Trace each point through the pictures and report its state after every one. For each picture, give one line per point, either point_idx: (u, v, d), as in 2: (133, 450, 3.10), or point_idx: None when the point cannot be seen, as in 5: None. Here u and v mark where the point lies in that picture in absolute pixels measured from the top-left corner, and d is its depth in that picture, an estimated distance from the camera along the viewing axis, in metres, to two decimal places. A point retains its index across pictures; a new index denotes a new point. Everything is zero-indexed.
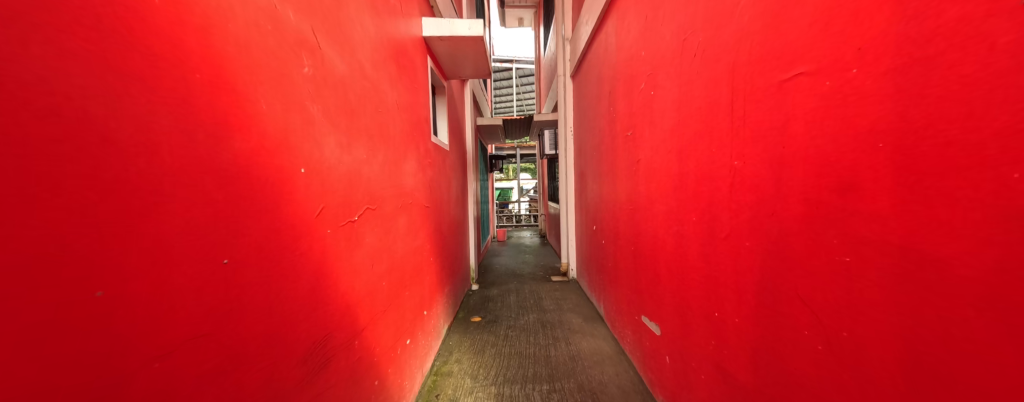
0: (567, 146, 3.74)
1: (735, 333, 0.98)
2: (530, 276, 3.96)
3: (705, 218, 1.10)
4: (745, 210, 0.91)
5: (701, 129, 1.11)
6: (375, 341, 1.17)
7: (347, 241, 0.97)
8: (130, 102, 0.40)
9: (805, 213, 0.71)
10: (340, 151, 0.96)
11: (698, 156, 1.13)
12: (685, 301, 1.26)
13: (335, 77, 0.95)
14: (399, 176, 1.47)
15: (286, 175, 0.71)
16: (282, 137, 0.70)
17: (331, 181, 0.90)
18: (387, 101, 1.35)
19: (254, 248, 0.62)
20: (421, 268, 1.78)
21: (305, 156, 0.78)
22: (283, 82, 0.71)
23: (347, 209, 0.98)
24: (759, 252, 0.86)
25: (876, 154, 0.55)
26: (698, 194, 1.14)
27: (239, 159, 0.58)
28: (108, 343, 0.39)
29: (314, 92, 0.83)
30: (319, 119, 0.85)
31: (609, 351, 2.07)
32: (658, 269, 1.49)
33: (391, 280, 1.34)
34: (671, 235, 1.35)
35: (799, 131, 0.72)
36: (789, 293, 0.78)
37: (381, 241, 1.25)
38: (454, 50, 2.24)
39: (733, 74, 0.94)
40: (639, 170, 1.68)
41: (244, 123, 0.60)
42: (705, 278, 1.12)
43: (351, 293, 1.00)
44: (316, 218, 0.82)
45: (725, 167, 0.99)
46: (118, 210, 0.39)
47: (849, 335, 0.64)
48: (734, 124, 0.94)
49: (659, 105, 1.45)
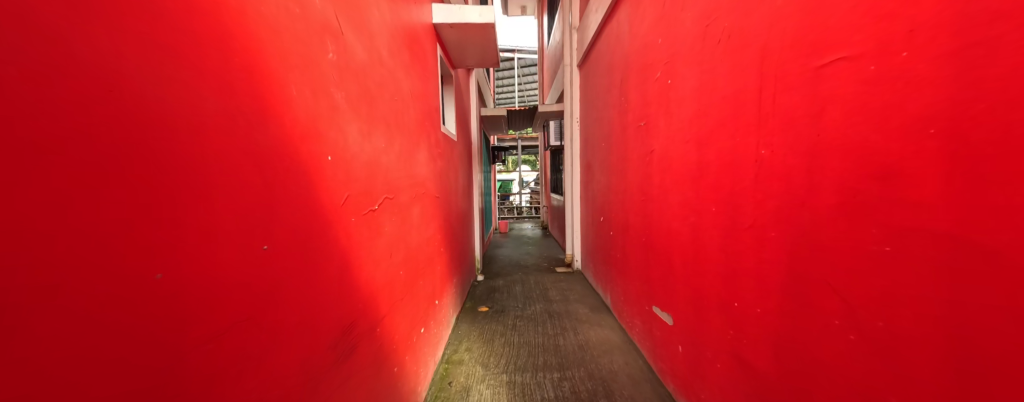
0: (573, 137, 3.70)
1: (755, 322, 1.00)
2: (534, 266, 4.00)
3: (725, 210, 1.10)
4: (770, 199, 0.90)
5: (723, 119, 1.10)
6: (394, 331, 1.18)
7: (368, 229, 0.97)
8: (179, 82, 0.40)
9: (839, 202, 0.71)
10: (360, 139, 0.93)
11: (719, 145, 1.12)
12: (700, 290, 1.27)
13: (358, 63, 0.92)
14: (411, 165, 1.45)
15: (314, 163, 0.69)
16: (312, 123, 0.69)
17: (354, 171, 0.88)
18: (401, 89, 1.32)
19: (292, 235, 0.62)
20: (433, 258, 1.79)
21: (331, 143, 0.76)
22: (311, 68, 0.69)
23: (368, 199, 0.97)
24: (786, 241, 0.86)
25: (926, 140, 0.55)
26: (717, 185, 1.14)
27: (277, 145, 0.58)
28: (173, 323, 0.40)
29: (337, 79, 0.81)
30: (343, 108, 0.83)
31: (617, 340, 2.10)
32: (671, 261, 1.50)
33: (407, 270, 1.34)
34: (687, 225, 1.35)
35: (836, 119, 0.71)
36: (817, 281, 0.78)
37: (398, 231, 1.24)
38: (463, 37, 2.20)
39: (761, 60, 0.93)
40: (653, 160, 1.67)
41: (279, 109, 0.59)
42: (723, 268, 1.13)
43: (372, 282, 1.00)
44: (341, 206, 0.81)
45: (749, 157, 0.98)
46: (174, 192, 0.39)
47: (886, 325, 0.65)
48: (759, 113, 0.94)
49: (676, 96, 1.42)
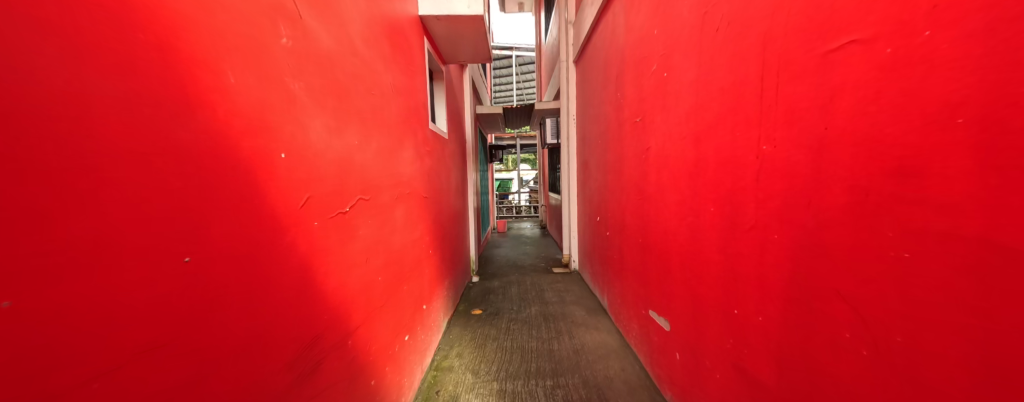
0: (570, 135, 3.62)
1: (757, 331, 0.92)
2: (531, 267, 3.92)
3: (725, 210, 1.02)
4: (773, 199, 0.83)
5: (722, 113, 1.02)
6: (371, 341, 1.10)
7: (338, 233, 0.89)
8: (39, 60, 0.32)
9: (850, 202, 0.63)
10: (327, 136, 0.85)
11: (718, 141, 1.04)
12: (699, 295, 1.20)
13: (323, 53, 0.84)
14: (394, 164, 1.37)
15: (261, 162, 0.61)
16: (259, 116, 0.61)
17: (318, 170, 0.80)
18: (380, 83, 1.24)
19: (229, 243, 0.54)
20: (421, 261, 1.71)
21: (286, 139, 0.68)
22: (259, 54, 0.61)
23: (336, 200, 0.88)
24: (790, 246, 0.79)
25: (953, 131, 0.47)
26: (716, 184, 1.06)
27: (206, 141, 0.50)
28: (38, 352, 0.33)
29: (296, 68, 0.73)
30: (303, 101, 0.75)
31: (614, 344, 2.02)
32: (669, 264, 1.42)
33: (388, 276, 1.26)
34: (684, 226, 1.28)
35: (845, 110, 0.63)
36: (825, 289, 0.71)
37: (376, 234, 1.17)
38: (453, 31, 2.11)
39: (763, 48, 0.85)
40: (650, 158, 1.59)
41: (211, 98, 0.51)
42: (722, 272, 1.05)
43: (343, 290, 0.93)
44: (300, 209, 0.73)
45: (750, 153, 0.90)
46: (41, 195, 0.32)
47: (904, 341, 0.57)
48: (761, 105, 0.86)
49: (673, 89, 1.35)
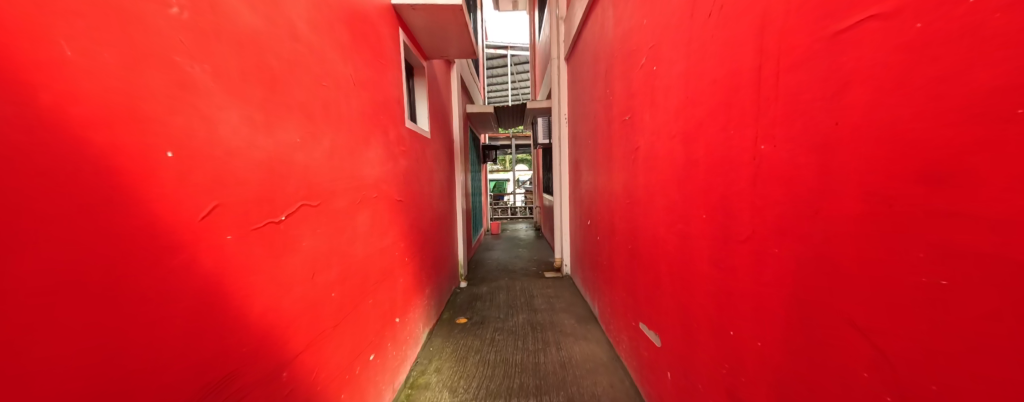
0: (562, 134, 3.50)
1: (754, 359, 0.79)
2: (522, 271, 3.79)
3: (717, 218, 0.89)
4: (770, 208, 0.70)
5: (714, 107, 0.89)
6: (316, 367, 0.96)
7: (259, 248, 0.76)
8: None
9: (866, 214, 0.50)
10: (246, 131, 0.73)
11: (709, 139, 0.91)
12: (690, 311, 1.07)
13: (242, 33, 0.72)
14: (355, 164, 1.24)
15: (129, 162, 0.49)
16: (129, 103, 0.49)
17: (232, 172, 0.69)
18: (331, 74, 1.11)
19: (60, 268, 0.41)
20: (391, 270, 1.57)
21: (176, 133, 0.56)
22: (127, 25, 0.50)
23: (266, 209, 0.79)
24: (791, 263, 0.66)
25: (1011, 124, 0.35)
26: (707, 187, 0.93)
27: (9, 134, 0.36)
28: None
29: (195, 47, 0.61)
30: (206, 88, 0.63)
31: (603, 357, 1.89)
32: (658, 274, 1.29)
33: (342, 290, 1.13)
34: (674, 234, 1.15)
35: (858, 100, 0.51)
36: (834, 318, 0.58)
37: (324, 245, 1.03)
38: (432, 23, 1.98)
39: (759, 31, 0.72)
40: (639, 159, 1.46)
41: (30, 76, 0.38)
42: (715, 288, 0.92)
43: (269, 314, 0.79)
44: (200, 223, 0.61)
45: (744, 154, 0.77)
46: None
47: (940, 390, 0.45)
48: (756, 98, 0.73)
49: (661, 83, 1.22)
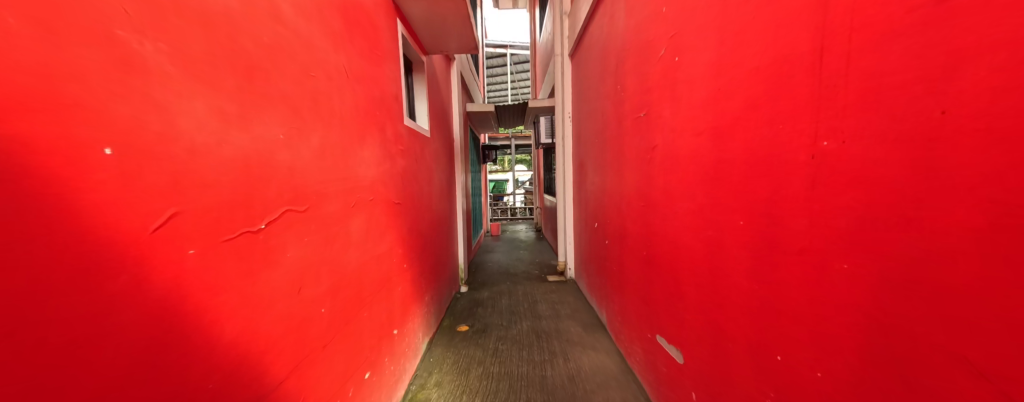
0: (565, 134, 3.39)
1: (810, 389, 0.68)
2: (524, 275, 3.67)
3: (758, 226, 0.79)
4: (836, 216, 0.59)
5: (755, 99, 0.78)
6: (302, 394, 0.85)
7: (230, 262, 0.65)
8: None
9: (996, 227, 0.40)
10: (216, 124, 0.62)
11: (748, 136, 0.81)
12: (721, 328, 0.96)
13: (211, 9, 0.61)
14: (348, 164, 1.13)
15: (43, 159, 0.37)
16: (47, 83, 0.39)
17: (198, 174, 0.58)
18: (321, 64, 1.00)
19: None
20: (388, 279, 1.46)
21: (119, 125, 0.46)
22: None
23: (241, 216, 0.67)
24: (868, 282, 0.55)
25: None
26: (745, 191, 0.82)
27: None
28: None
29: (145, 19, 0.51)
30: (161, 69, 0.52)
31: (614, 369, 1.78)
32: (680, 285, 1.18)
33: (333, 304, 1.01)
34: (701, 241, 1.04)
35: (981, 84, 0.40)
36: (937, 352, 0.47)
37: (312, 255, 0.92)
38: (431, 15, 1.86)
39: (817, 8, 0.61)
40: (656, 158, 1.35)
41: None
42: (756, 305, 0.81)
43: (241, 340, 0.67)
44: (152, 235, 0.49)
45: (796, 152, 0.67)
46: None
47: None
48: (814, 86, 0.62)
49: (684, 76, 1.11)
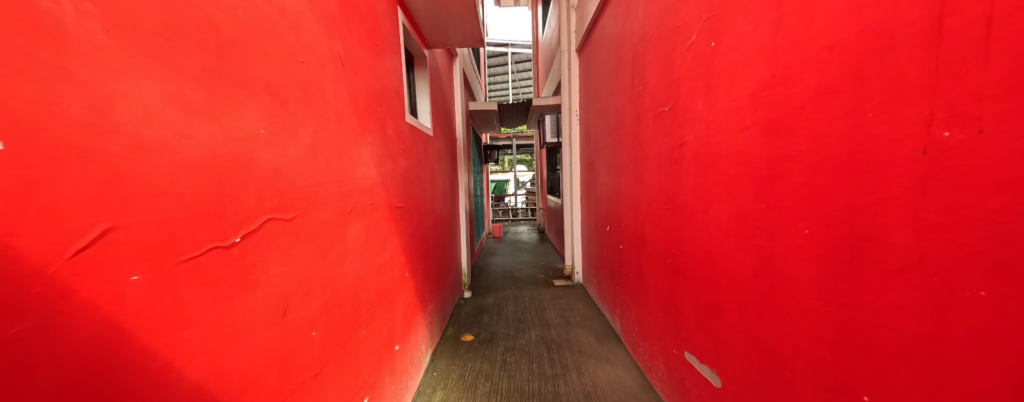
0: (572, 132, 3.26)
1: None
2: (529, 279, 3.54)
3: (831, 237, 0.66)
4: (966, 229, 0.47)
5: (827, 85, 0.66)
6: None
7: (196, 287, 0.52)
8: None
9: None
10: (175, 114, 0.49)
11: (815, 130, 0.68)
12: (776, 352, 0.83)
13: None
14: (344, 164, 1.00)
15: None
16: None
17: (148, 177, 0.44)
18: (312, 49, 0.87)
19: None
20: (390, 289, 1.33)
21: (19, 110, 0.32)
22: None
23: (209, 229, 0.54)
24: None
25: None
26: (812, 194, 0.70)
27: None
28: None
29: None
30: (88, 38, 0.39)
31: (633, 384, 1.66)
32: (716, 298, 1.06)
33: (327, 324, 0.88)
34: (747, 250, 0.91)
35: None
36: None
37: (301, 270, 0.79)
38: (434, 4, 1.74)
39: None
40: (685, 156, 1.23)
41: None
42: (830, 331, 0.68)
43: (211, 381, 0.55)
44: (67, 258, 0.36)
45: (893, 148, 0.54)
46: None
47: None
48: (924, 65, 0.50)
49: (723, 63, 0.99)
